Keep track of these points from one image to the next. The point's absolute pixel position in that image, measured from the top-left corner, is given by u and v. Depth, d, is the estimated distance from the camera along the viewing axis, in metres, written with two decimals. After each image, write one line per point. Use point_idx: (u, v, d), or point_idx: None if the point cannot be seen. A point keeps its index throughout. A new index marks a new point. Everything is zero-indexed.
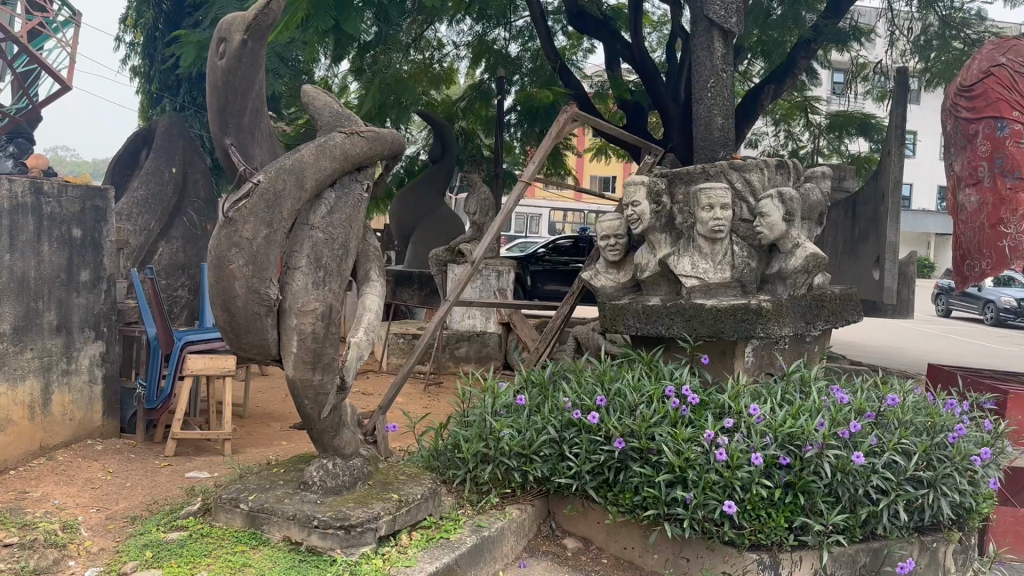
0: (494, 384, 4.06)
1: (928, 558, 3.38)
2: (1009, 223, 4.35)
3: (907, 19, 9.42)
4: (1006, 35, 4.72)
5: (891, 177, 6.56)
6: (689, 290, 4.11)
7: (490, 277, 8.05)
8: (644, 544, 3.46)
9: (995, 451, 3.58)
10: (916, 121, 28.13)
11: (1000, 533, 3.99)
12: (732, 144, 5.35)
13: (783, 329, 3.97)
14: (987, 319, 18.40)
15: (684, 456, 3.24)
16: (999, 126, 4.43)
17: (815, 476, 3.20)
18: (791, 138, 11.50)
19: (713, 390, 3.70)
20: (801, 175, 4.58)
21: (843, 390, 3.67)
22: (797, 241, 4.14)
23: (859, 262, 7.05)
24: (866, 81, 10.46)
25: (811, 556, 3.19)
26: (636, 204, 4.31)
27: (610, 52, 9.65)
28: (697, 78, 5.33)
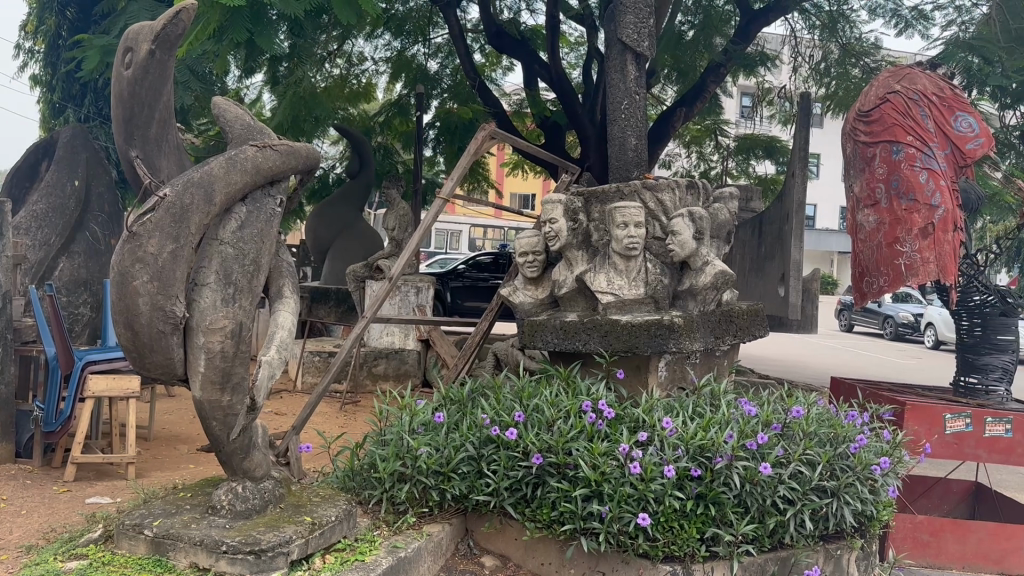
0: (412, 402, 4.01)
1: (833, 566, 3.49)
2: (904, 242, 4.33)
3: (808, 46, 9.85)
4: (903, 66, 4.79)
5: (794, 198, 6.82)
6: (605, 306, 4.16)
7: (409, 294, 7.99)
8: (560, 559, 3.45)
9: (894, 460, 3.74)
10: (818, 144, 29.44)
11: (898, 539, 4.19)
12: (646, 164, 5.43)
13: (694, 344, 4.06)
14: (886, 334, 19.32)
15: (600, 470, 3.28)
16: (895, 149, 4.43)
17: (726, 487, 3.28)
18: (702, 159, 11.86)
19: (629, 405, 3.75)
20: (710, 195, 4.69)
21: (751, 403, 3.78)
22: (707, 259, 4.28)
23: (765, 279, 7.30)
24: (770, 105, 10.91)
25: (722, 566, 3.24)
26: (552, 222, 4.36)
27: (528, 71, 9.78)
28: (612, 99, 5.43)
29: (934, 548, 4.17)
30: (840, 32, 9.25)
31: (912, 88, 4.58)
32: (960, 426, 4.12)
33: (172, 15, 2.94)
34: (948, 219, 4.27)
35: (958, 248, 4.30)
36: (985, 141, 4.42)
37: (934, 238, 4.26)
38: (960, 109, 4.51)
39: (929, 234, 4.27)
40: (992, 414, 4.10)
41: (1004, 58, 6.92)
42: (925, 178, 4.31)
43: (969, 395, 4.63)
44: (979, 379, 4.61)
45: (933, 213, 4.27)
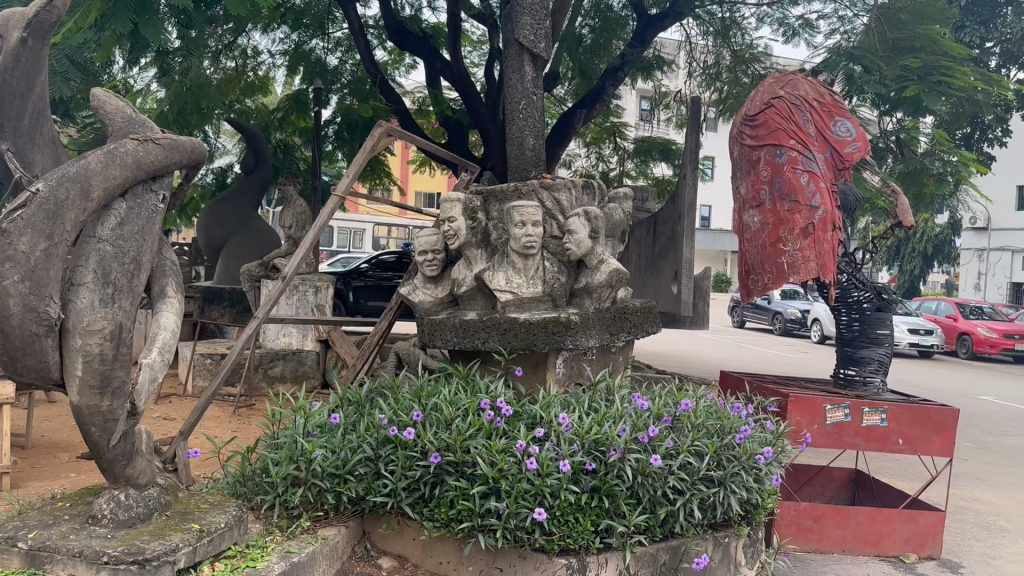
0: (306, 404, 3.93)
1: (721, 553, 3.61)
2: (787, 241, 4.52)
3: (703, 51, 10.16)
4: (787, 73, 4.99)
5: (686, 200, 7.04)
6: (504, 304, 4.19)
7: (307, 293, 7.82)
8: (458, 557, 3.44)
9: (777, 450, 3.91)
10: (713, 146, 30.49)
11: (783, 526, 4.37)
12: (544, 164, 5.49)
13: (590, 341, 4.13)
14: (776, 329, 20.18)
15: (498, 467, 3.29)
16: (778, 153, 4.62)
17: (619, 480, 3.36)
18: (601, 160, 12.09)
19: (526, 402, 3.79)
20: (606, 195, 4.79)
21: (643, 397, 3.88)
22: (602, 257, 4.36)
23: (660, 278, 7.48)
24: (666, 108, 11.23)
25: (615, 557, 3.32)
26: (452, 221, 4.37)
27: (430, 69, 9.74)
28: (510, 99, 5.46)
29: (817, 534, 4.37)
30: (733, 39, 9.61)
31: (794, 95, 4.78)
32: (839, 416, 4.32)
33: (45, 3, 2.79)
34: (827, 219, 4.49)
35: (836, 247, 4.53)
36: (861, 145, 4.66)
37: (814, 238, 4.47)
38: (838, 114, 4.73)
39: (809, 234, 4.48)
40: (868, 404, 4.31)
41: (881, 67, 7.35)
42: (806, 181, 4.51)
43: (849, 387, 4.88)
44: (856, 371, 4.86)
45: (813, 213, 4.48)
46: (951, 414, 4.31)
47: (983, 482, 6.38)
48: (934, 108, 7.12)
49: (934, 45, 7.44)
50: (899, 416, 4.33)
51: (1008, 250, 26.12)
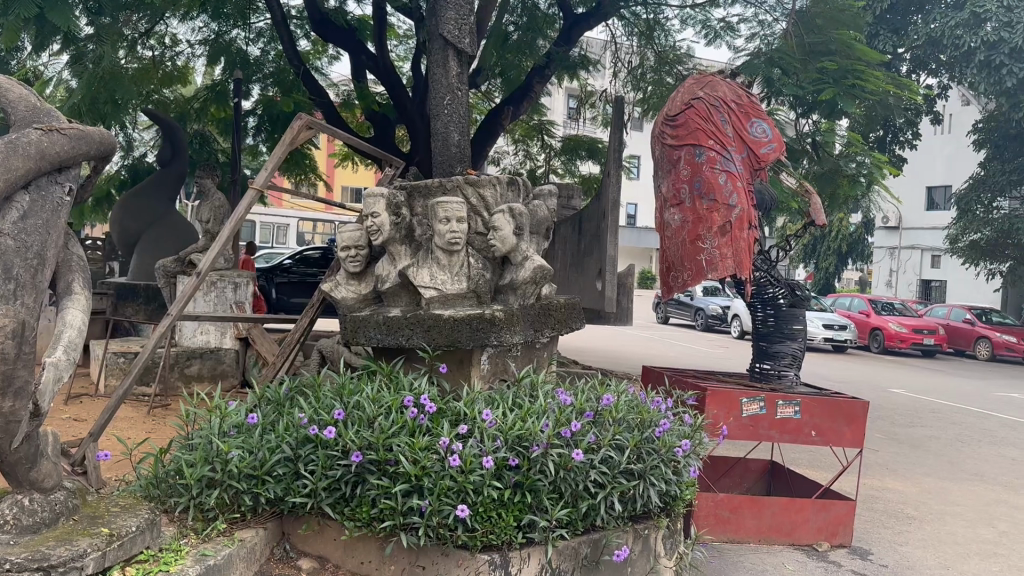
0: (223, 403, 3.83)
1: (641, 545, 3.67)
2: (705, 239, 4.63)
3: (628, 52, 10.31)
4: (707, 74, 5.10)
5: (609, 197, 7.13)
6: (428, 301, 4.16)
7: (226, 290, 7.62)
8: (380, 557, 3.40)
9: (695, 442, 4.01)
10: (637, 146, 31.06)
11: (701, 517, 4.45)
12: (469, 161, 5.47)
13: (515, 337, 4.14)
14: (698, 324, 20.69)
15: (421, 464, 3.27)
16: (698, 152, 4.72)
17: (541, 474, 3.38)
18: (528, 157, 12.16)
19: (451, 398, 3.77)
20: (531, 192, 4.81)
21: (566, 392, 3.91)
22: (527, 254, 4.37)
23: (585, 275, 7.54)
24: (593, 107, 11.37)
25: (537, 552, 3.33)
26: (375, 216, 4.29)
27: (356, 62, 9.65)
28: (434, 94, 5.44)
29: (733, 524, 4.49)
30: (657, 40, 9.78)
31: (713, 96, 4.88)
32: (755, 409, 4.46)
33: None
34: (743, 218, 4.62)
35: (752, 245, 4.66)
36: (777, 146, 4.78)
37: (731, 236, 4.59)
38: (755, 116, 4.85)
39: (726, 232, 4.60)
40: (783, 397, 4.45)
41: (799, 70, 7.58)
42: (724, 180, 4.63)
43: (764, 380, 5.03)
44: (772, 365, 5.02)
45: (730, 212, 4.60)
46: (861, 405, 4.48)
47: (891, 471, 6.66)
48: (848, 110, 7.37)
49: (848, 49, 7.71)
50: (812, 408, 4.48)
51: (918, 249, 27.30)
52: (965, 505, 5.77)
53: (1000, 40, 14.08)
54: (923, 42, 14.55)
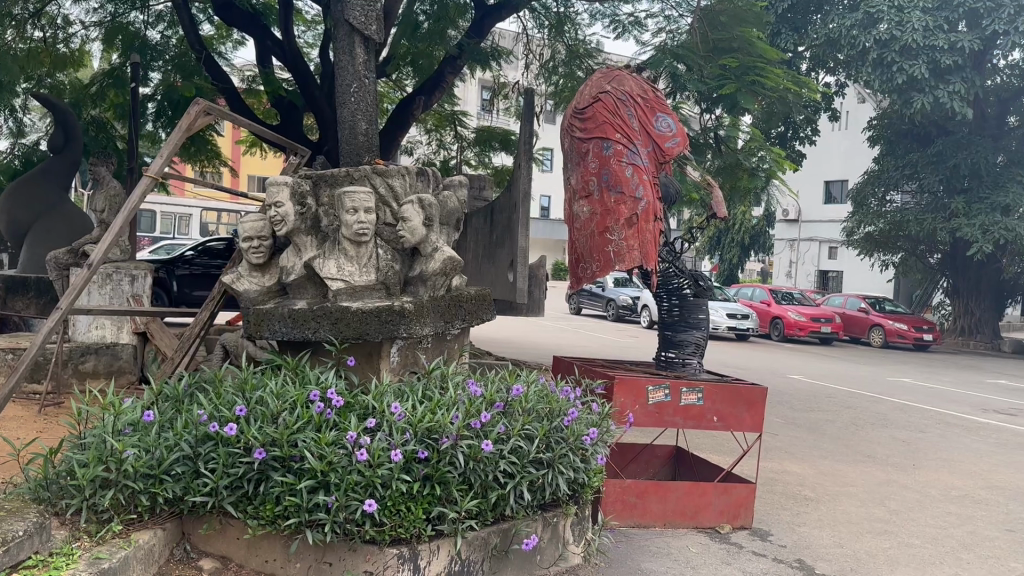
0: (117, 401, 3.66)
1: (550, 532, 3.73)
2: (614, 231, 4.70)
3: (539, 44, 10.35)
4: (615, 69, 5.18)
5: (520, 189, 7.15)
6: (335, 292, 4.07)
7: (122, 283, 7.32)
8: (286, 555, 3.33)
9: (602, 430, 4.06)
10: (548, 138, 31.37)
11: (608, 502, 4.54)
12: (377, 151, 5.38)
13: (425, 328, 4.10)
14: (609, 315, 21.09)
15: (327, 460, 3.20)
16: (605, 146, 4.79)
17: (451, 466, 3.36)
18: (441, 147, 12.10)
19: (358, 392, 3.70)
20: (440, 182, 4.76)
21: (476, 384, 3.90)
22: (436, 245, 4.35)
23: (495, 266, 7.53)
24: (506, 99, 11.38)
25: (447, 543, 3.34)
26: (279, 206, 4.21)
27: (260, 47, 9.40)
28: (340, 82, 5.33)
29: (639, 509, 4.59)
30: (566, 34, 9.88)
31: (620, 90, 4.97)
32: (660, 397, 4.56)
33: None
34: (650, 210, 4.71)
35: (657, 237, 4.75)
36: (680, 140, 4.86)
37: (638, 228, 4.68)
38: (660, 111, 4.93)
39: (634, 224, 4.68)
40: (686, 384, 4.57)
41: (702, 66, 7.78)
42: (631, 173, 4.71)
43: (669, 368, 5.15)
44: (676, 353, 5.14)
45: (637, 204, 4.68)
46: (760, 392, 4.63)
47: (790, 454, 6.94)
48: (748, 107, 7.66)
49: (750, 46, 7.91)
50: (713, 395, 4.61)
51: (816, 241, 28.43)
52: (858, 485, 6.06)
53: (892, 39, 14.72)
54: (822, 42, 15.44)
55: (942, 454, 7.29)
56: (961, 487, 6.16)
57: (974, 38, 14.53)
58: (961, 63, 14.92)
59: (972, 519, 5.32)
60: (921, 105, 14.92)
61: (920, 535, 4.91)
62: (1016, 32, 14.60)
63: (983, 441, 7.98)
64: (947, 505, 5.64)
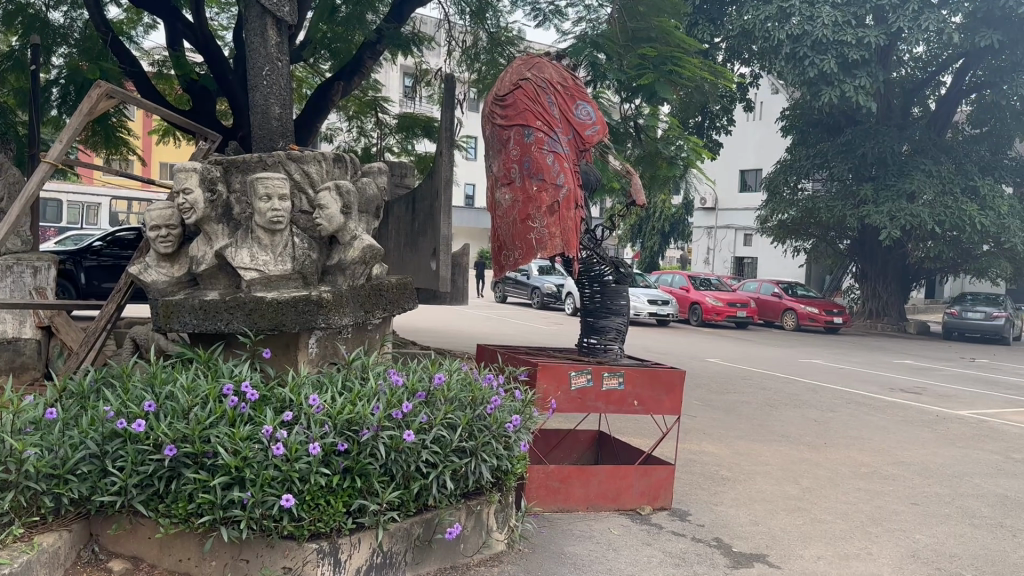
0: (16, 399, 3.47)
1: (474, 520, 3.73)
2: (535, 218, 4.69)
3: (461, 31, 10.27)
4: (535, 56, 5.16)
5: (442, 176, 7.03)
6: (248, 283, 3.95)
7: (24, 274, 6.96)
8: (200, 553, 3.23)
9: (525, 417, 4.06)
10: (471, 126, 31.32)
11: (532, 489, 4.54)
12: (291, 136, 5.24)
13: (343, 319, 4.01)
14: (533, 303, 21.22)
15: (242, 455, 3.09)
16: (526, 133, 4.77)
17: (372, 458, 3.30)
18: (362, 134, 11.92)
19: (275, 384, 3.60)
20: (358, 169, 4.67)
21: (398, 373, 3.83)
22: (355, 233, 4.26)
23: (417, 254, 7.43)
24: (427, 85, 11.25)
25: (368, 536, 3.30)
26: (187, 192, 4.06)
27: (171, 30, 9.12)
28: (252, 64, 5.16)
29: (562, 494, 4.61)
30: (488, 21, 9.78)
31: (541, 78, 4.96)
32: (583, 382, 4.60)
33: None
34: (571, 198, 4.72)
35: (579, 224, 4.77)
36: (600, 129, 4.91)
37: (559, 215, 4.68)
38: (580, 99, 4.96)
39: (555, 211, 4.68)
40: (607, 369, 4.61)
41: (622, 56, 7.88)
42: (551, 161, 4.71)
43: (591, 354, 5.19)
44: (598, 339, 5.18)
45: (558, 192, 4.68)
46: (678, 375, 4.71)
47: (707, 436, 7.11)
48: (665, 96, 7.79)
49: (668, 36, 8.00)
50: (634, 379, 4.67)
51: (733, 228, 29.17)
52: (772, 464, 6.26)
53: (804, 33, 15.22)
54: (738, 33, 15.97)
55: (851, 433, 7.58)
56: (869, 464, 6.42)
57: (879, 34, 14.98)
58: (868, 57, 15.37)
59: (879, 494, 5.55)
60: (829, 98, 15.36)
61: (831, 511, 5.10)
62: (918, 29, 15.07)
63: (889, 419, 8.34)
64: (856, 481, 5.87)
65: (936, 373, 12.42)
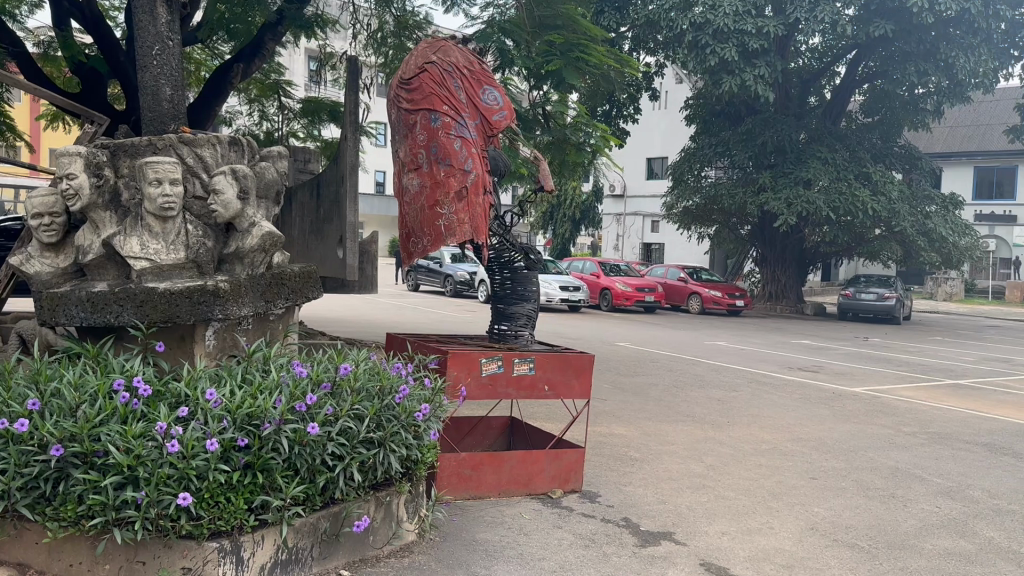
0: None
1: (383, 512, 3.67)
2: (443, 205, 4.63)
3: (366, 13, 10.07)
4: (439, 39, 5.09)
5: (347, 161, 6.87)
6: (139, 273, 3.75)
7: None
8: (92, 557, 3.07)
9: (435, 405, 4.00)
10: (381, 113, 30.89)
11: (444, 478, 4.50)
12: (185, 118, 5.01)
13: (242, 309, 3.87)
14: (446, 290, 21.13)
15: (134, 453, 2.94)
16: (433, 118, 4.70)
17: (274, 453, 3.20)
18: (265, 118, 11.57)
19: (170, 379, 3.44)
20: (257, 153, 4.50)
21: (302, 364, 3.71)
22: (253, 220, 4.11)
23: (322, 241, 7.25)
24: (332, 70, 11.01)
25: (272, 532, 3.20)
26: (71, 177, 3.84)
27: (57, 9, 8.61)
28: (140, 43, 4.92)
29: (474, 481, 4.59)
30: (394, 4, 9.64)
31: (446, 62, 4.89)
32: (493, 369, 4.58)
33: None
34: (478, 183, 4.67)
35: (487, 210, 4.75)
36: (507, 114, 4.90)
37: (468, 201, 4.63)
38: (487, 83, 4.93)
39: (463, 197, 4.63)
40: (518, 355, 4.61)
41: (529, 42, 7.87)
42: (459, 146, 4.65)
43: (502, 341, 5.17)
44: (509, 326, 5.17)
45: (466, 177, 4.63)
46: (588, 359, 4.75)
47: (616, 418, 7.23)
48: (572, 83, 7.87)
49: (575, 24, 7.93)
50: (545, 364, 4.68)
51: (641, 215, 29.71)
52: (679, 443, 6.41)
53: (705, 22, 15.58)
54: (643, 22, 16.40)
55: (754, 411, 7.82)
56: (770, 440, 6.65)
57: (778, 24, 15.46)
58: (766, 47, 15.81)
59: (779, 469, 5.75)
60: (730, 87, 15.76)
61: (734, 487, 5.24)
62: (814, 20, 15.49)
63: (788, 397, 8.66)
64: (758, 458, 6.07)
65: (832, 353, 12.97)
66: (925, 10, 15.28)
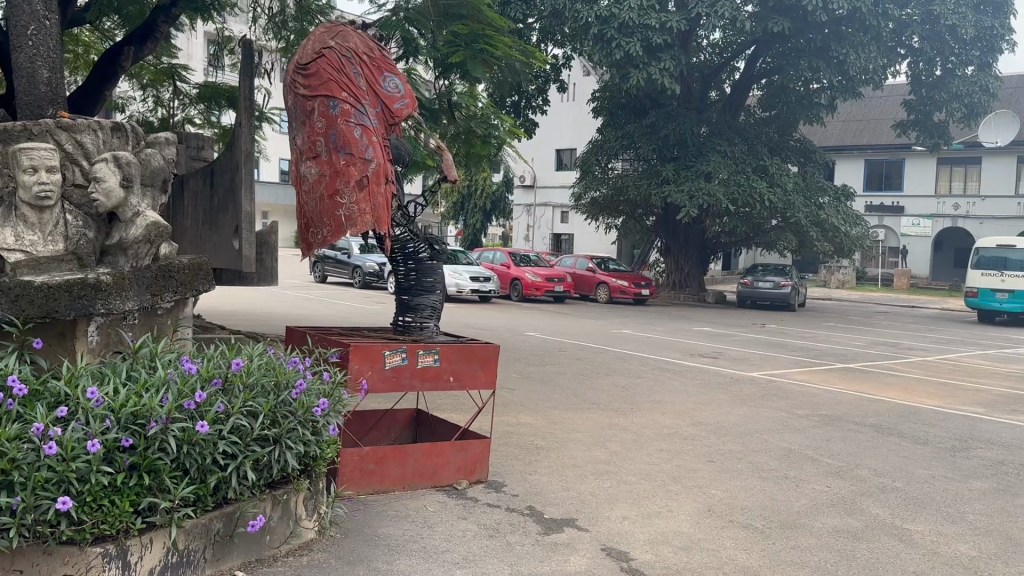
0: None
1: (280, 510, 3.59)
2: (343, 193, 4.53)
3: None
4: (337, 23, 4.98)
5: (242, 149, 6.66)
6: (13, 265, 3.56)
7: None
8: None
9: (334, 400, 3.92)
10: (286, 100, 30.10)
11: (348, 473, 4.42)
12: (64, 102, 4.76)
13: (128, 303, 3.71)
14: (356, 282, 20.83)
15: (8, 457, 2.77)
16: (331, 104, 4.59)
17: (161, 453, 3.08)
18: (159, 104, 11.11)
19: (48, 377, 3.26)
20: (142, 140, 4.31)
21: (191, 361, 3.58)
22: (137, 210, 3.97)
23: (217, 232, 7.01)
24: (231, 55, 10.66)
25: (161, 535, 3.09)
26: None
27: None
28: (13, 22, 4.63)
29: (378, 475, 4.53)
30: None
31: (344, 48, 4.79)
32: (397, 361, 4.53)
33: None
34: (379, 172, 4.60)
35: (389, 199, 4.67)
36: (408, 102, 4.87)
37: (369, 190, 4.55)
38: (387, 71, 4.86)
39: (364, 186, 4.54)
40: (422, 347, 4.57)
41: (433, 31, 7.76)
42: (359, 134, 4.57)
43: (406, 333, 5.14)
44: (412, 317, 5.13)
45: (367, 166, 4.55)
46: (492, 350, 4.75)
47: (523, 407, 7.28)
48: (478, 74, 7.80)
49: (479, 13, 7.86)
50: (450, 356, 4.67)
51: (550, 206, 29.95)
52: (584, 431, 6.50)
53: (611, 16, 15.82)
54: (549, 13, 16.71)
55: (657, 397, 8.00)
56: (672, 425, 6.81)
57: (680, 19, 15.82)
58: (670, 41, 16.14)
59: (680, 453, 5.91)
60: (636, 81, 16.01)
61: (636, 472, 5.35)
62: (715, 16, 15.89)
63: (690, 383, 8.90)
64: (660, 443, 6.21)
65: (733, 339, 13.40)
66: (819, 7, 15.88)
